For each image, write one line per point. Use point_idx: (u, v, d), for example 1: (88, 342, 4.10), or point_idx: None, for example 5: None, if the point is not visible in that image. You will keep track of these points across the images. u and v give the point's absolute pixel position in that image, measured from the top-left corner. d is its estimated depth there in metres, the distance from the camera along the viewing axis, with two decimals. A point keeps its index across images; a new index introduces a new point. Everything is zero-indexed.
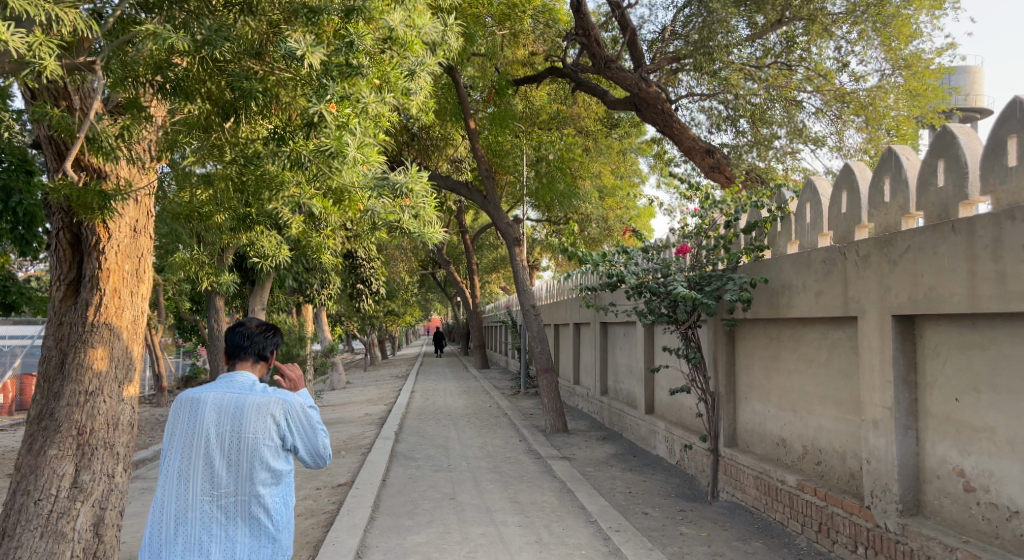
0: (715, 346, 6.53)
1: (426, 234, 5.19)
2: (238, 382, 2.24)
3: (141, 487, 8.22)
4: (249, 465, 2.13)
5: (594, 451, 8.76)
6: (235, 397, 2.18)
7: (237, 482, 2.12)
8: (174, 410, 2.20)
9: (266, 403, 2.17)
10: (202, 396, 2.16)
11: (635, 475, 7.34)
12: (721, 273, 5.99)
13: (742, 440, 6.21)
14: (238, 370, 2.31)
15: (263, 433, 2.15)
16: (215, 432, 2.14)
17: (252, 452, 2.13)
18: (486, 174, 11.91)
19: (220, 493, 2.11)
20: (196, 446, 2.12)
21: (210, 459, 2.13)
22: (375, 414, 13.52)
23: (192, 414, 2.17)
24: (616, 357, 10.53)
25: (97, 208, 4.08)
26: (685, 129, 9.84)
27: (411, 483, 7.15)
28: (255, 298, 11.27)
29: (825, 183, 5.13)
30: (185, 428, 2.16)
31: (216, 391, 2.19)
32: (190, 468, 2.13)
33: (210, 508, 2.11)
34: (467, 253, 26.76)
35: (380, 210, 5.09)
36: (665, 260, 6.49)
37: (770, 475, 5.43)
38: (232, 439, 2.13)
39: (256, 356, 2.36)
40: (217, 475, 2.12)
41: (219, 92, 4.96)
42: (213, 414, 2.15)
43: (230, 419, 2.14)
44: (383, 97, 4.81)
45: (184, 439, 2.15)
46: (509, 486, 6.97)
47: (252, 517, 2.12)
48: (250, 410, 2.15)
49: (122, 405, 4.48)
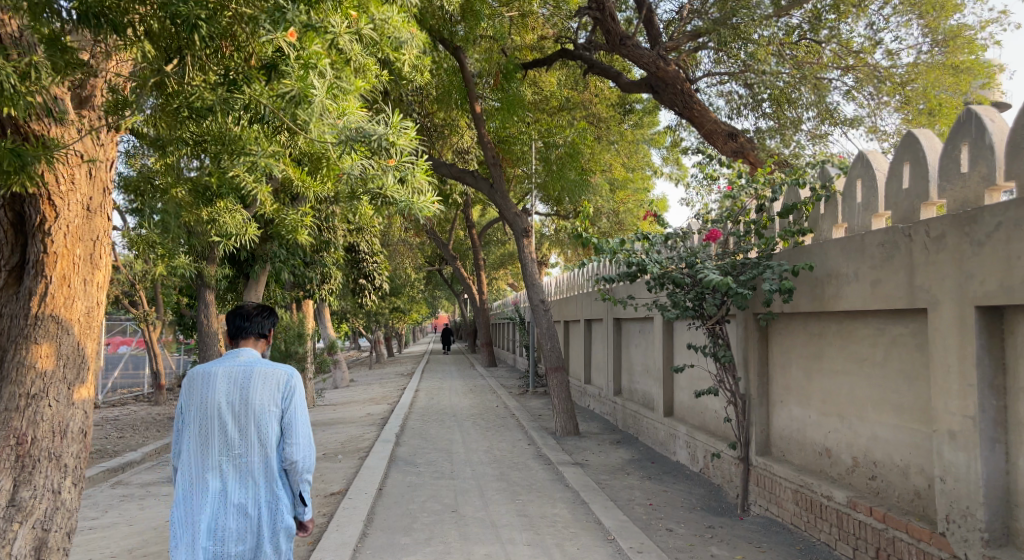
0: (745, 343, 5.89)
1: (415, 205, 4.37)
2: (243, 358, 2.78)
3: (121, 494, 7.62)
4: (257, 427, 2.66)
5: (608, 457, 8.12)
6: (242, 370, 2.71)
7: (249, 440, 2.65)
8: (189, 386, 2.71)
9: (271, 373, 2.73)
10: (213, 371, 2.69)
11: (655, 484, 6.70)
12: (755, 261, 5.32)
13: (777, 449, 5.58)
14: (241, 346, 2.86)
15: (267, 399, 2.69)
16: (227, 399, 2.66)
17: (260, 414, 2.67)
18: (492, 162, 11.23)
19: (234, 451, 2.64)
20: (213, 411, 2.64)
21: (224, 424, 2.65)
22: (377, 414, 12.93)
23: (205, 385, 2.69)
24: (630, 355, 9.93)
25: (13, 170, 3.60)
26: (705, 111, 9.23)
27: (409, 493, 6.53)
28: (249, 293, 10.70)
29: (880, 157, 4.48)
30: (200, 397, 2.68)
31: (226, 366, 2.72)
32: (207, 433, 2.64)
33: (227, 465, 2.63)
34: (474, 249, 26.12)
35: (360, 172, 4.63)
36: (691, 248, 5.89)
37: (811, 490, 4.80)
38: (242, 403, 2.66)
39: (256, 333, 2.93)
40: (230, 436, 2.64)
41: (160, 28, 4.57)
42: (223, 384, 2.68)
43: (239, 388, 2.67)
44: (356, 28, 4.58)
45: (201, 408, 2.67)
46: (517, 498, 6.33)
47: (264, 471, 2.65)
48: (256, 380, 2.69)
49: (72, 410, 3.88)
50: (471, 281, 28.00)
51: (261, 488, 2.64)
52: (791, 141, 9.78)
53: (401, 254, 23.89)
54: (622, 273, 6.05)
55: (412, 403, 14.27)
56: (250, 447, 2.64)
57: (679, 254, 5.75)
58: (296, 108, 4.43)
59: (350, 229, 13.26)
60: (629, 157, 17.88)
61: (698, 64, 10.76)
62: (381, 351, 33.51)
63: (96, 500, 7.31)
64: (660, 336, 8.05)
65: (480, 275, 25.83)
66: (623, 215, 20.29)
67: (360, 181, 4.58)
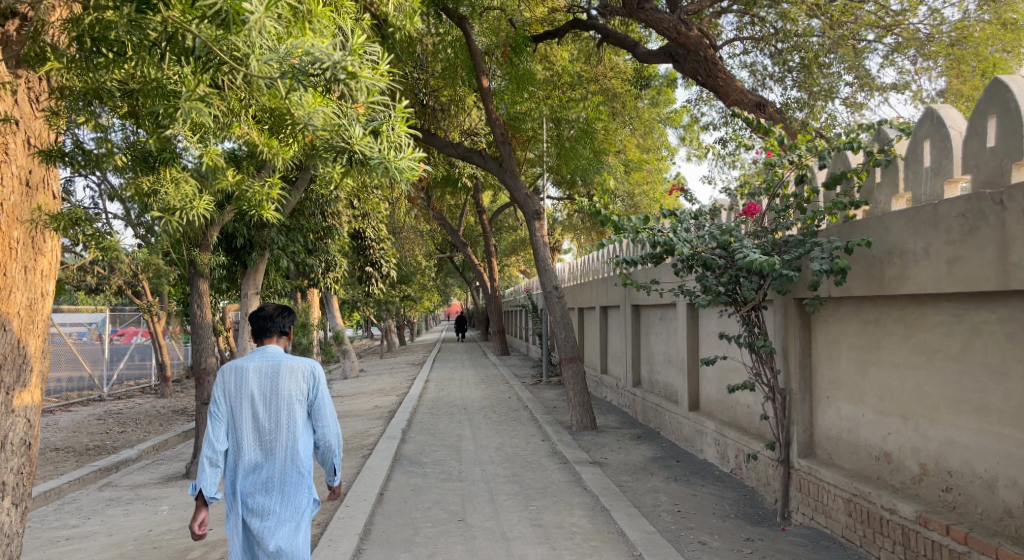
0: (785, 331, 5.25)
1: (393, 163, 3.85)
2: (270, 353, 3.09)
3: (108, 497, 7.15)
4: (288, 412, 2.99)
5: (629, 455, 7.52)
6: (271, 363, 3.03)
7: (279, 424, 2.96)
8: (222, 379, 3.00)
9: (296, 366, 3.06)
10: (246, 364, 3.01)
11: (682, 488, 6.10)
12: (800, 238, 4.64)
13: (823, 450, 4.95)
14: (266, 344, 3.16)
15: (295, 389, 3.02)
16: (257, 389, 2.98)
17: (289, 401, 2.99)
18: (501, 140, 10.54)
19: (267, 436, 2.95)
20: (246, 400, 2.96)
21: (256, 411, 2.96)
22: (385, 407, 12.40)
23: (237, 378, 3.00)
24: (650, 343, 9.31)
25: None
26: (730, 79, 8.62)
27: (413, 499, 5.97)
28: (247, 282, 10.19)
29: (953, 113, 3.80)
30: (233, 388, 2.98)
31: (256, 362, 3.03)
32: (243, 420, 2.96)
33: (262, 449, 2.94)
34: (484, 235, 25.29)
35: (317, 122, 4.02)
36: (726, 224, 5.20)
37: (868, 500, 4.18)
38: (271, 392, 2.98)
39: (279, 331, 3.22)
40: (262, 422, 2.96)
41: None
42: (254, 375, 3.00)
43: (270, 381, 2.99)
44: None
45: (235, 400, 2.97)
46: (529, 504, 5.75)
47: (295, 454, 2.96)
48: (284, 371, 3.02)
49: (11, 419, 3.32)
50: (483, 268, 27.44)
51: (290, 470, 2.95)
52: (822, 113, 9.14)
53: (412, 241, 23.31)
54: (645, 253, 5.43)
55: (421, 394, 13.73)
56: (280, 431, 2.96)
57: (711, 231, 5.10)
58: (228, 36, 3.59)
59: (354, 214, 12.68)
60: (645, 137, 17.17)
61: (720, 32, 10.02)
62: (392, 340, 33.01)
63: (80, 505, 6.83)
64: (684, 322, 7.51)
65: (491, 262, 25.21)
66: (639, 197, 19.55)
67: (317, 132, 4.10)
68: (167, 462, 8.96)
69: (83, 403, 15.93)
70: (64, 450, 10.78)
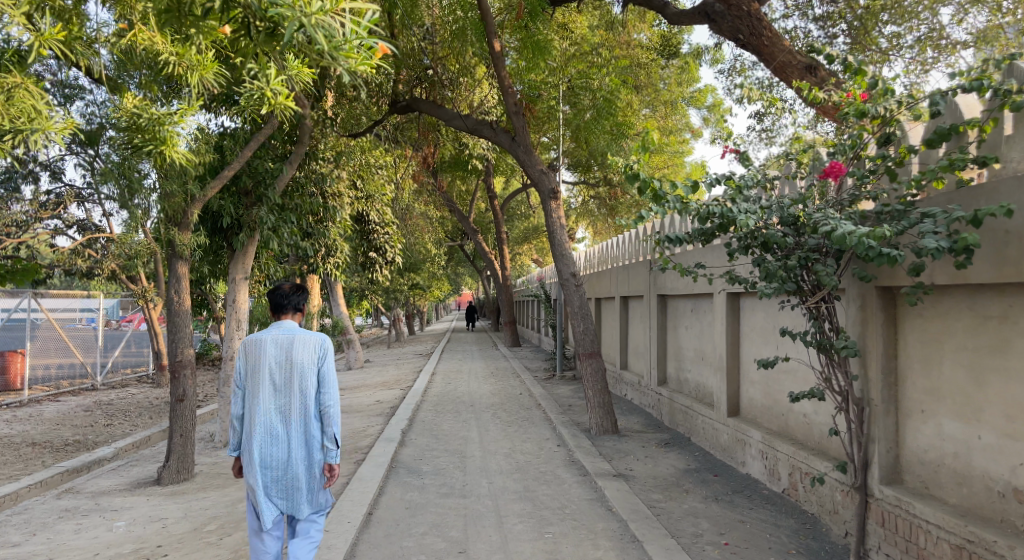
0: (862, 327, 4.23)
1: (311, 18, 3.09)
2: (286, 327, 3.66)
3: (64, 508, 6.30)
4: (298, 377, 3.54)
5: (658, 466, 6.55)
6: (287, 335, 3.59)
7: (291, 388, 3.53)
8: (247, 349, 3.60)
9: (308, 339, 3.61)
10: (264, 337, 3.57)
11: (725, 511, 5.13)
12: (901, 207, 3.62)
13: (914, 478, 3.95)
14: (283, 318, 3.74)
15: (304, 358, 3.57)
16: (272, 359, 3.54)
17: (300, 368, 3.55)
18: (515, 110, 9.49)
19: (281, 400, 3.52)
20: (264, 367, 3.53)
21: (271, 378, 3.53)
22: (386, 403, 11.48)
23: (257, 348, 3.58)
24: (679, 339, 8.32)
25: None
26: (776, 37, 7.53)
27: (406, 521, 5.06)
28: (235, 266, 9.34)
29: None
30: (253, 357, 3.58)
31: (274, 335, 3.60)
32: (260, 387, 3.52)
33: (278, 411, 3.51)
34: (497, 222, 23.99)
35: None
36: (797, 196, 4.22)
37: (992, 552, 3.18)
38: (283, 361, 3.54)
39: (294, 308, 3.79)
40: (276, 386, 3.52)
41: None
42: (272, 346, 3.56)
43: (284, 350, 3.54)
44: None
45: (256, 365, 3.56)
46: (545, 532, 4.81)
47: (303, 416, 3.52)
48: (296, 344, 3.58)
49: None
50: (493, 257, 26.39)
51: (299, 429, 3.51)
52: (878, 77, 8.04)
53: (422, 227, 22.33)
54: (695, 230, 4.48)
55: (426, 389, 12.81)
56: (292, 393, 3.52)
57: (778, 204, 4.15)
58: None
59: (357, 195, 11.60)
60: (669, 117, 16.03)
61: None
62: (400, 329, 32.08)
63: (30, 518, 6.02)
64: (722, 314, 6.58)
65: (502, 249, 24.09)
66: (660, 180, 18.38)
67: None
68: (142, 463, 8.13)
69: (73, 393, 15.23)
70: (41, 446, 10.01)
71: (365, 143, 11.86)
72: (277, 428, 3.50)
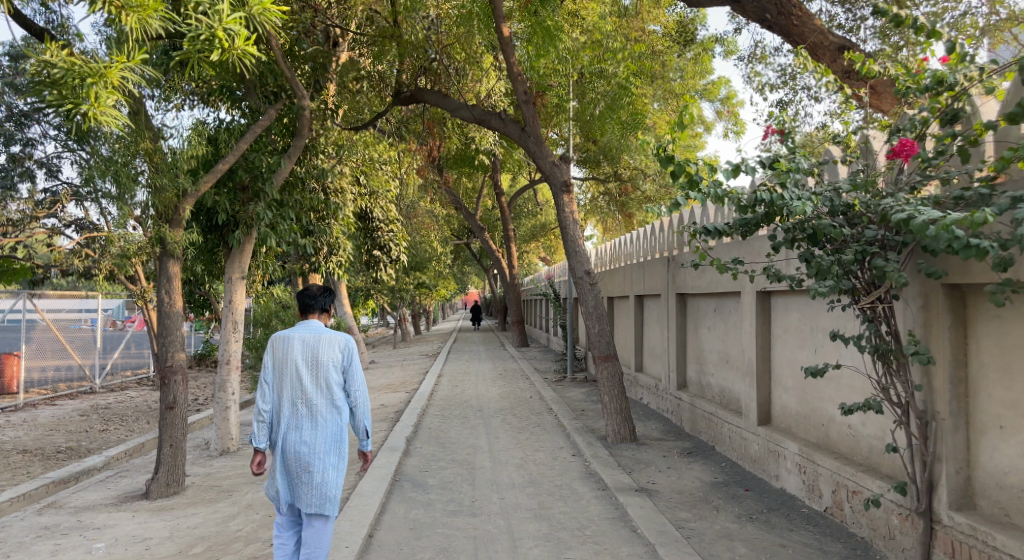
0: (926, 329, 3.72)
1: None
2: (313, 326, 3.48)
3: (43, 525, 5.86)
4: (325, 375, 3.34)
5: (682, 479, 6.04)
6: (314, 333, 3.39)
7: (318, 385, 3.32)
8: (272, 346, 3.40)
9: (333, 339, 3.40)
10: (292, 334, 3.38)
11: (763, 534, 4.62)
12: (979, 192, 3.13)
13: (991, 504, 3.45)
14: (310, 319, 3.54)
15: (330, 356, 3.37)
16: (299, 355, 3.34)
17: (326, 365, 3.35)
18: (523, 98, 8.96)
19: (306, 396, 3.30)
20: (290, 364, 3.33)
21: (297, 373, 3.32)
22: (390, 407, 11.00)
23: (283, 345, 3.38)
24: (701, 340, 7.82)
25: None
26: (806, 15, 7.03)
27: (409, 545, 4.56)
28: (230, 264, 8.88)
29: None
30: (279, 354, 3.37)
31: (300, 332, 3.40)
32: (286, 384, 3.32)
33: (305, 406, 3.31)
34: (504, 220, 23.42)
35: None
36: (846, 181, 3.75)
37: None
38: (310, 357, 3.34)
39: (320, 308, 3.60)
40: (303, 381, 3.32)
41: None
42: (298, 344, 3.36)
43: (311, 348, 3.35)
44: None
45: (281, 363, 3.36)
46: (563, 557, 4.31)
47: (331, 415, 3.33)
48: (323, 342, 3.38)
49: None
50: (500, 255, 25.90)
51: (327, 426, 3.32)
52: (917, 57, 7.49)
53: (427, 225, 21.80)
54: (736, 221, 4.10)
55: (433, 393, 12.34)
56: (319, 391, 3.32)
57: (829, 191, 3.68)
58: None
59: (360, 191, 11.12)
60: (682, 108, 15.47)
61: None
62: (406, 328, 31.55)
63: (6, 536, 5.58)
64: (751, 314, 6.08)
65: (510, 248, 23.53)
66: None
67: None
68: (131, 474, 7.67)
69: (70, 397, 14.83)
70: (31, 453, 9.59)
71: (367, 138, 11.36)
72: (303, 423, 3.29)
